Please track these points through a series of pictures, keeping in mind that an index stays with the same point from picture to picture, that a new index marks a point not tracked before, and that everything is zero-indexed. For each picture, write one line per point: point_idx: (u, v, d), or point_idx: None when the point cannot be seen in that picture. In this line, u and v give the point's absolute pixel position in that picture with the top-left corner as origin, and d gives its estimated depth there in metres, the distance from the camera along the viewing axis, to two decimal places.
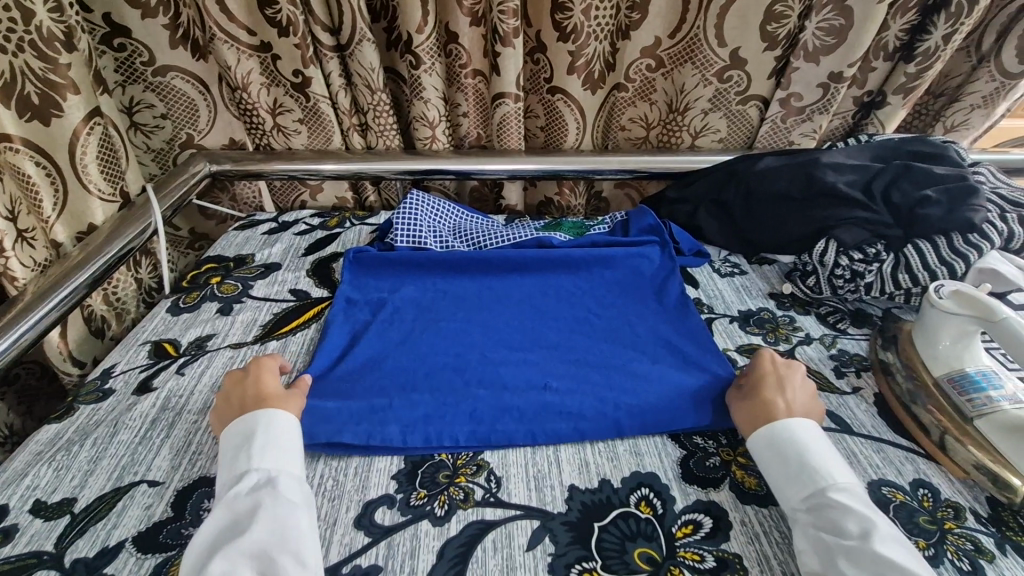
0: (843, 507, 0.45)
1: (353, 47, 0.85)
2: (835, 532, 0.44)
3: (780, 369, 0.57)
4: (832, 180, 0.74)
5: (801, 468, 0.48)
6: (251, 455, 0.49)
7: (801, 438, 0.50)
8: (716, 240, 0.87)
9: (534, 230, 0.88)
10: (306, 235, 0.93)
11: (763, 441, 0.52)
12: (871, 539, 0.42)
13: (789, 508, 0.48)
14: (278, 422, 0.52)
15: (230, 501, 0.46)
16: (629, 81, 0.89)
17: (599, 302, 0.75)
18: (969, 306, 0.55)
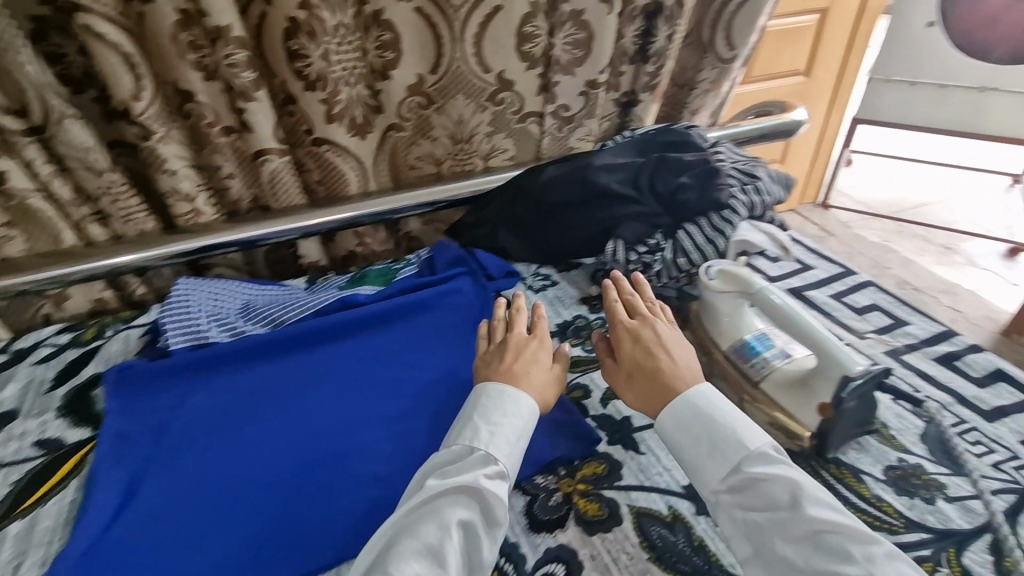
0: (765, 477, 0.47)
1: (54, 127, 0.70)
2: (762, 503, 0.46)
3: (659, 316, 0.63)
4: (605, 181, 0.79)
5: (712, 443, 0.50)
6: (506, 447, 0.52)
7: (714, 408, 0.52)
8: (521, 254, 0.88)
9: (337, 290, 0.81)
10: (51, 360, 0.74)
11: (670, 423, 0.53)
12: (800, 505, 0.45)
13: (708, 492, 0.49)
14: (523, 406, 0.55)
15: (465, 477, 0.49)
16: (403, 121, 0.86)
17: (420, 357, 0.72)
18: (733, 282, 0.62)
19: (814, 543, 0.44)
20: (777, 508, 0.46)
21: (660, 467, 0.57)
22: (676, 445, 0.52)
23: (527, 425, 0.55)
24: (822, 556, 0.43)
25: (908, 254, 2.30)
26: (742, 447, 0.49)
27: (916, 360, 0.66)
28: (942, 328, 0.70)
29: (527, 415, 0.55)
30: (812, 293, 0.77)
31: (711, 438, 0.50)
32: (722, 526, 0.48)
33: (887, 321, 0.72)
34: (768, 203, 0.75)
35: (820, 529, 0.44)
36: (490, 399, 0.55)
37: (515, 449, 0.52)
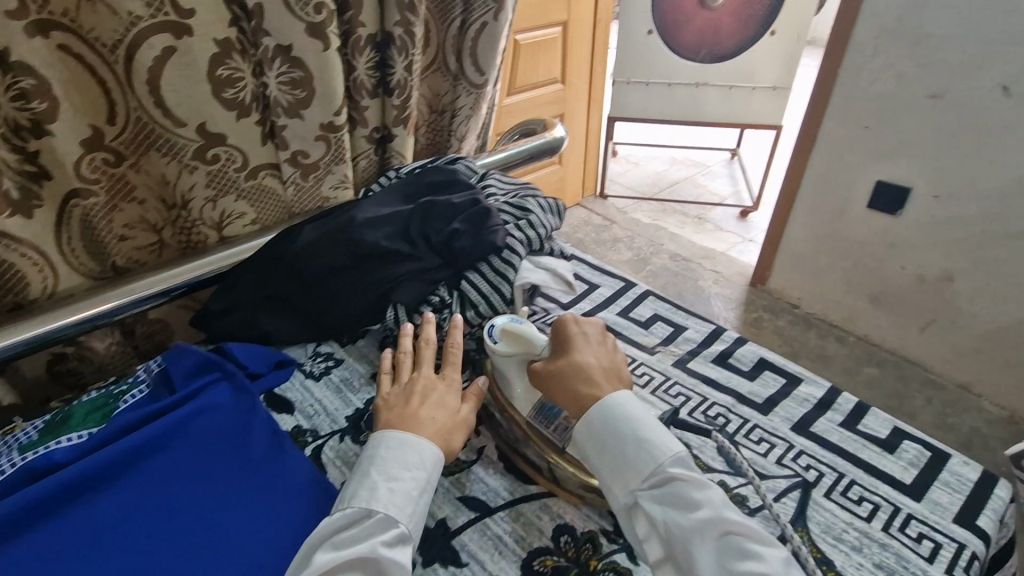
0: (684, 479, 0.49)
1: None
2: (679, 505, 0.48)
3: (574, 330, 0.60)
4: (372, 240, 0.69)
5: (640, 446, 0.51)
6: (413, 501, 0.51)
7: (632, 412, 0.53)
8: (286, 334, 0.71)
9: (20, 454, 0.57)
10: None
11: (597, 423, 0.53)
12: (715, 508, 0.48)
13: (626, 493, 0.50)
14: (426, 452, 0.53)
15: (363, 547, 0.47)
16: (88, 183, 0.66)
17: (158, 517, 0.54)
18: (514, 343, 0.62)
19: (724, 543, 0.46)
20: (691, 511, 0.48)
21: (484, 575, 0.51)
22: (597, 446, 0.53)
23: (434, 471, 0.53)
24: (728, 556, 0.46)
25: (673, 228, 2.65)
26: (662, 449, 0.51)
27: (699, 365, 0.68)
28: (713, 325, 0.75)
29: (434, 463, 0.53)
30: (602, 315, 0.77)
31: (643, 437, 0.51)
32: (638, 528, 0.50)
33: (669, 329, 0.74)
34: (544, 234, 0.72)
35: (732, 531, 0.46)
36: (399, 447, 0.53)
37: (419, 503, 0.51)
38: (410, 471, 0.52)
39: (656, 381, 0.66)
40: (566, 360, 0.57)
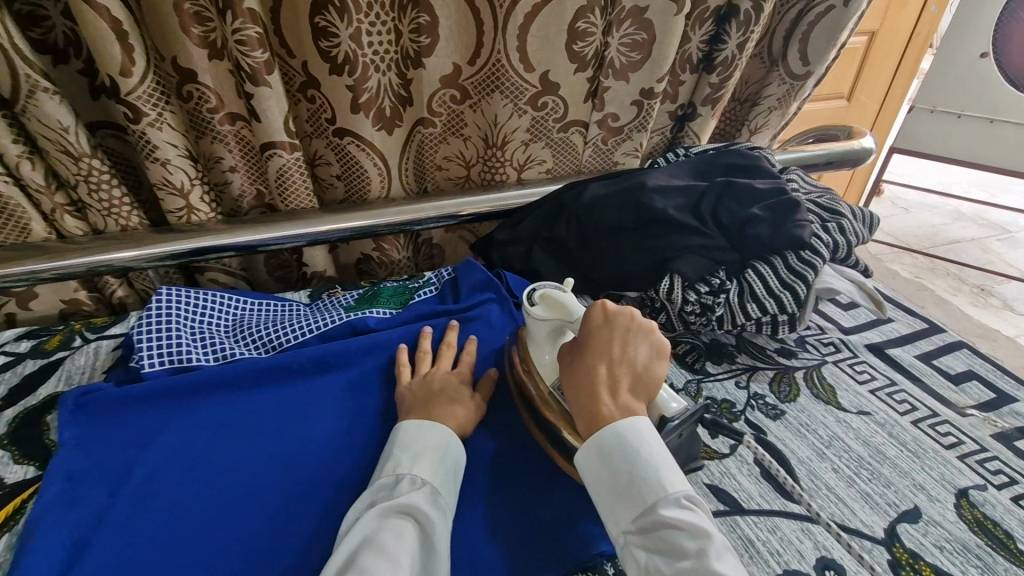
0: (680, 524, 0.41)
1: (25, 101, 0.58)
2: (667, 551, 0.41)
3: (609, 330, 0.52)
4: (661, 206, 0.68)
5: (633, 480, 0.44)
6: (447, 479, 0.50)
7: (630, 442, 0.45)
8: (552, 278, 0.75)
9: (343, 310, 0.69)
10: (7, 372, 0.63)
11: (593, 456, 0.46)
12: (706, 558, 0.39)
13: (619, 530, 0.44)
14: (438, 433, 0.52)
15: (397, 502, 0.47)
16: (434, 115, 0.76)
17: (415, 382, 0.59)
18: (556, 309, 0.57)
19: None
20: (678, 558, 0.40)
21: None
22: (590, 476, 0.46)
23: (456, 456, 0.52)
24: None
25: (941, 293, 2.18)
26: (656, 486, 0.43)
27: None
28: None
29: (456, 446, 0.52)
30: (894, 352, 0.66)
31: (639, 474, 0.44)
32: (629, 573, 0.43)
33: (990, 395, 0.61)
34: (853, 244, 0.65)
35: None
36: (412, 433, 0.52)
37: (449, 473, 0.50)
38: (391, 469, 0.50)
39: (965, 447, 0.54)
40: (583, 363, 0.51)
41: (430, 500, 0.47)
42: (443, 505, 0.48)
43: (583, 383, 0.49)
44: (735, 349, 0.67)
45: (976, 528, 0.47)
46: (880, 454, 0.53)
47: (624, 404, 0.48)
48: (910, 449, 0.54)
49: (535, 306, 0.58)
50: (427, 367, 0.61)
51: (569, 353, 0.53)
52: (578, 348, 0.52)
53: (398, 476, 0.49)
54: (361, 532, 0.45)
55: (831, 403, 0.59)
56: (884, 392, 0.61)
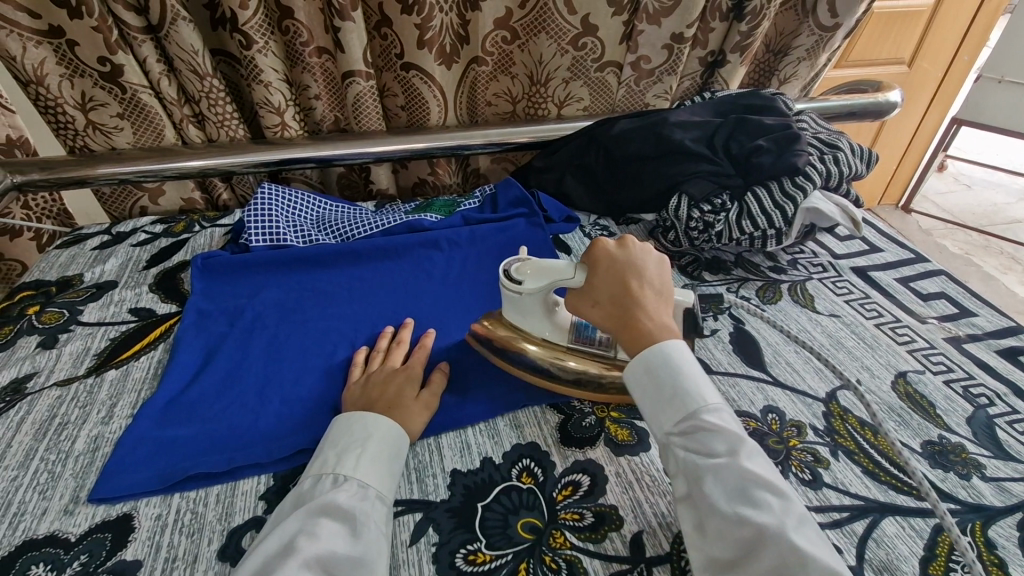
0: (715, 428, 0.44)
1: (167, 27, 0.74)
2: (703, 452, 0.44)
3: (624, 256, 0.54)
4: (679, 138, 0.77)
5: (676, 391, 0.47)
6: (378, 463, 0.47)
7: (674, 357, 0.48)
8: (582, 202, 0.88)
9: (404, 214, 0.84)
10: (147, 245, 0.82)
11: (638, 367, 0.49)
12: (738, 456, 0.42)
13: (662, 433, 0.47)
14: (374, 425, 0.49)
15: (330, 494, 0.44)
16: (487, 55, 0.88)
17: (363, 388, 0.55)
18: (542, 275, 0.56)
19: (740, 494, 0.41)
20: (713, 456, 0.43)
21: None
22: (636, 389, 0.49)
23: (394, 444, 0.49)
24: (736, 500, 0.40)
25: (989, 269, 2.15)
26: (697, 396, 0.46)
27: (976, 349, 0.64)
28: (1011, 323, 0.68)
29: (393, 439, 0.49)
30: (876, 274, 0.75)
31: (682, 383, 0.47)
32: (669, 467, 0.46)
33: (953, 310, 0.70)
34: (846, 174, 0.75)
35: (750, 481, 0.41)
36: (345, 429, 0.49)
37: (388, 468, 0.47)
38: (323, 464, 0.46)
39: (916, 343, 0.64)
40: (610, 289, 0.53)
41: (358, 489, 0.44)
42: (376, 495, 0.45)
43: (621, 307, 0.51)
44: (732, 264, 0.78)
45: (906, 398, 0.58)
46: (839, 343, 0.64)
47: (658, 320, 0.51)
48: (866, 342, 0.64)
49: (523, 281, 0.56)
50: (378, 361, 0.59)
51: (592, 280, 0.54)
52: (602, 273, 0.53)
53: (332, 470, 0.46)
54: (293, 523, 0.41)
55: (808, 307, 0.70)
56: (857, 302, 0.70)
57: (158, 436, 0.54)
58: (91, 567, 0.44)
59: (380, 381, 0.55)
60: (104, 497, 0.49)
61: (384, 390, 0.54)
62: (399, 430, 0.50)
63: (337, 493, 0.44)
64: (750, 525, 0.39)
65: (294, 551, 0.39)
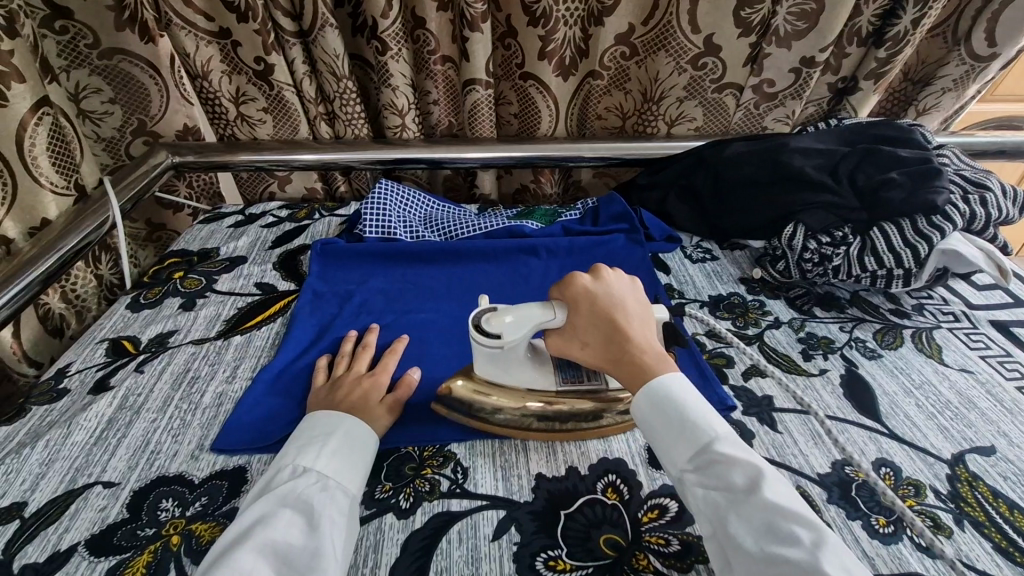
0: (731, 459, 0.41)
1: (316, 33, 0.81)
2: (723, 488, 0.41)
3: (595, 287, 0.52)
4: (799, 164, 0.74)
5: (687, 423, 0.44)
6: (341, 457, 0.48)
7: (681, 385, 0.46)
8: (687, 224, 0.86)
9: (506, 219, 0.86)
10: (274, 227, 0.90)
11: (644, 401, 0.46)
12: (757, 489, 0.39)
13: (676, 471, 0.44)
14: (342, 423, 0.50)
15: (292, 486, 0.45)
16: (604, 69, 0.88)
17: (326, 392, 0.56)
18: (521, 325, 0.50)
19: (768, 531, 0.38)
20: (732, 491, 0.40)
21: (796, 449, 0.54)
22: (644, 426, 0.46)
23: (360, 440, 0.50)
24: (765, 538, 0.38)
25: None
26: (708, 426, 0.43)
27: None
28: None
29: (357, 436, 0.50)
30: (1019, 330, 0.67)
31: (693, 416, 0.44)
32: (690, 507, 0.43)
33: None
34: (993, 218, 0.67)
35: (777, 515, 0.38)
36: (310, 427, 0.50)
37: (351, 463, 0.48)
38: (289, 458, 0.47)
39: None
40: (597, 328, 0.50)
41: (320, 480, 0.46)
42: (335, 486, 0.46)
43: (613, 348, 0.49)
44: (847, 302, 0.73)
45: None
46: (970, 403, 0.58)
47: (651, 350, 0.49)
48: (1003, 405, 0.58)
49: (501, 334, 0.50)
50: (344, 367, 0.60)
51: (570, 317, 0.51)
52: (577, 311, 0.51)
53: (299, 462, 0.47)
54: (258, 510, 0.43)
55: (933, 357, 0.64)
56: (995, 360, 0.63)
57: (269, 401, 0.59)
58: (210, 509, 0.49)
59: (343, 384, 0.56)
60: (223, 448, 0.54)
61: (349, 391, 0.55)
62: (362, 426, 0.51)
63: (301, 485, 0.45)
64: (786, 565, 0.36)
65: (252, 536, 0.40)
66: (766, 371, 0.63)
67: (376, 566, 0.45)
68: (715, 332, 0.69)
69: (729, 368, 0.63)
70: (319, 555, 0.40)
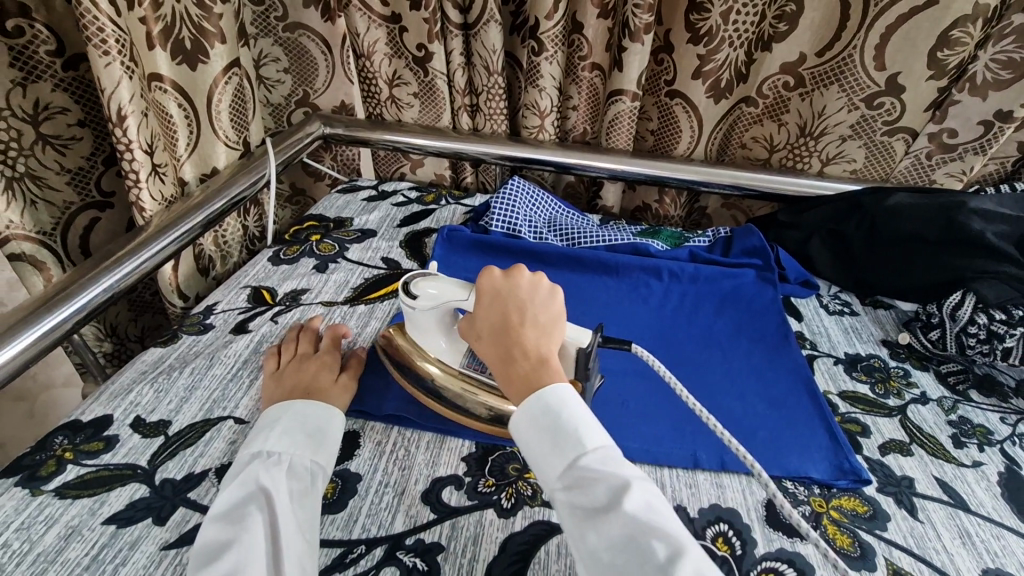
0: (600, 473, 0.37)
1: (480, 27, 0.84)
2: (587, 503, 0.36)
3: (502, 285, 0.48)
4: (979, 228, 0.67)
5: (556, 431, 0.39)
6: (297, 433, 0.49)
7: (552, 395, 0.41)
8: (825, 270, 0.80)
9: (631, 235, 0.84)
10: (403, 207, 0.93)
11: (520, 416, 0.41)
12: (618, 504, 0.35)
13: (547, 488, 0.39)
14: (294, 405, 0.51)
15: (255, 469, 0.45)
16: (761, 96, 0.84)
17: (275, 381, 0.56)
18: (436, 295, 0.52)
19: (629, 550, 0.34)
20: (596, 508, 0.36)
21: (939, 545, 0.48)
22: (518, 436, 0.42)
23: (314, 414, 0.51)
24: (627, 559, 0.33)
25: None
26: (578, 435, 0.39)
27: None
28: None
29: (304, 410, 0.51)
30: None
31: (563, 421, 0.39)
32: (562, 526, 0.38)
33: None
34: None
35: (639, 532, 0.34)
36: (265, 417, 0.51)
37: (308, 436, 0.49)
38: (250, 446, 0.47)
39: None
40: (491, 330, 0.46)
41: (277, 458, 0.46)
42: (292, 461, 0.46)
43: (501, 344, 0.45)
44: (1013, 392, 0.64)
45: None
46: None
47: (539, 359, 0.44)
48: None
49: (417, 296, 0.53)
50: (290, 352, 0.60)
51: (476, 316, 0.48)
52: (478, 308, 0.48)
53: (260, 447, 0.47)
54: (229, 501, 0.42)
55: None
56: None
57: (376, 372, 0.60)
58: None
59: (294, 367, 0.57)
60: (361, 409, 0.56)
61: (301, 377, 0.55)
62: (312, 401, 0.52)
63: (264, 466, 0.45)
64: None
65: (237, 525, 0.40)
66: (908, 449, 0.57)
67: (474, 560, 0.45)
68: (851, 395, 0.63)
69: (864, 437, 0.58)
70: (294, 534, 0.41)
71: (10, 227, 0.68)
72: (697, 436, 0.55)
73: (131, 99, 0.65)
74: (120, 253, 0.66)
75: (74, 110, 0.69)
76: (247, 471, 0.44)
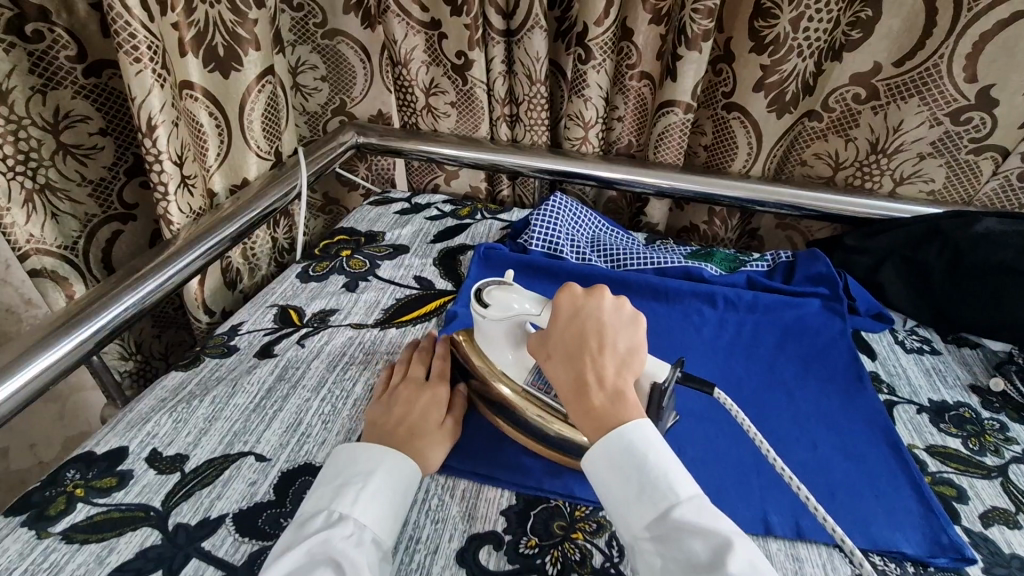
0: (694, 528, 0.34)
1: (523, 33, 0.80)
2: (680, 559, 0.34)
3: (580, 305, 0.43)
4: None
5: (641, 482, 0.37)
6: (381, 501, 0.43)
7: (636, 442, 0.38)
8: (899, 301, 0.71)
9: (682, 257, 0.78)
10: (437, 221, 0.89)
11: (597, 452, 0.39)
12: (715, 565, 0.32)
13: (631, 535, 0.37)
14: (389, 460, 0.45)
15: (328, 539, 0.39)
16: (827, 111, 0.78)
17: None
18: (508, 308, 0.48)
19: None
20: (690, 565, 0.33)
21: None
22: (598, 481, 0.39)
23: (404, 480, 0.45)
24: None
25: None
26: (667, 487, 0.36)
27: None
28: None
29: (395, 471, 0.45)
30: None
31: (649, 469, 0.37)
32: None
33: None
34: None
35: None
36: (349, 466, 0.45)
37: (392, 509, 0.43)
38: (329, 502, 0.42)
39: None
40: (562, 355, 0.42)
41: (355, 531, 0.40)
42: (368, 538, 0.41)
43: (572, 374, 0.41)
44: None
45: None
46: None
47: (615, 392, 0.40)
48: None
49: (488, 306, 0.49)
50: None
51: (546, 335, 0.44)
52: (552, 329, 0.44)
53: (340, 508, 0.42)
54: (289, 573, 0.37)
55: None
56: None
57: None
58: None
59: None
60: None
61: None
62: (406, 460, 0.46)
63: (338, 536, 0.40)
64: None
65: None
66: (1014, 521, 0.49)
67: None
68: (941, 450, 0.55)
69: (961, 503, 0.50)
70: None
71: (32, 240, 0.66)
72: (767, 496, 0.49)
73: (161, 110, 0.63)
74: (144, 270, 0.63)
75: (96, 118, 0.66)
76: (319, 540, 0.39)
